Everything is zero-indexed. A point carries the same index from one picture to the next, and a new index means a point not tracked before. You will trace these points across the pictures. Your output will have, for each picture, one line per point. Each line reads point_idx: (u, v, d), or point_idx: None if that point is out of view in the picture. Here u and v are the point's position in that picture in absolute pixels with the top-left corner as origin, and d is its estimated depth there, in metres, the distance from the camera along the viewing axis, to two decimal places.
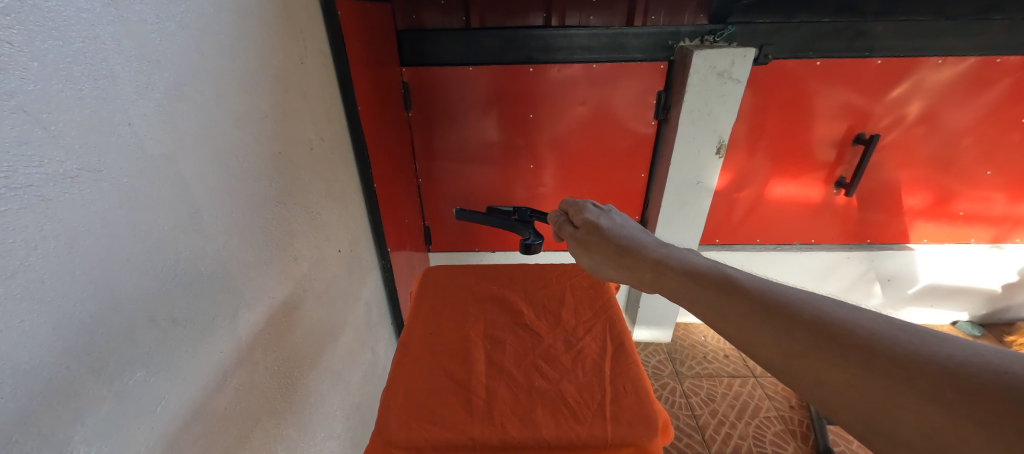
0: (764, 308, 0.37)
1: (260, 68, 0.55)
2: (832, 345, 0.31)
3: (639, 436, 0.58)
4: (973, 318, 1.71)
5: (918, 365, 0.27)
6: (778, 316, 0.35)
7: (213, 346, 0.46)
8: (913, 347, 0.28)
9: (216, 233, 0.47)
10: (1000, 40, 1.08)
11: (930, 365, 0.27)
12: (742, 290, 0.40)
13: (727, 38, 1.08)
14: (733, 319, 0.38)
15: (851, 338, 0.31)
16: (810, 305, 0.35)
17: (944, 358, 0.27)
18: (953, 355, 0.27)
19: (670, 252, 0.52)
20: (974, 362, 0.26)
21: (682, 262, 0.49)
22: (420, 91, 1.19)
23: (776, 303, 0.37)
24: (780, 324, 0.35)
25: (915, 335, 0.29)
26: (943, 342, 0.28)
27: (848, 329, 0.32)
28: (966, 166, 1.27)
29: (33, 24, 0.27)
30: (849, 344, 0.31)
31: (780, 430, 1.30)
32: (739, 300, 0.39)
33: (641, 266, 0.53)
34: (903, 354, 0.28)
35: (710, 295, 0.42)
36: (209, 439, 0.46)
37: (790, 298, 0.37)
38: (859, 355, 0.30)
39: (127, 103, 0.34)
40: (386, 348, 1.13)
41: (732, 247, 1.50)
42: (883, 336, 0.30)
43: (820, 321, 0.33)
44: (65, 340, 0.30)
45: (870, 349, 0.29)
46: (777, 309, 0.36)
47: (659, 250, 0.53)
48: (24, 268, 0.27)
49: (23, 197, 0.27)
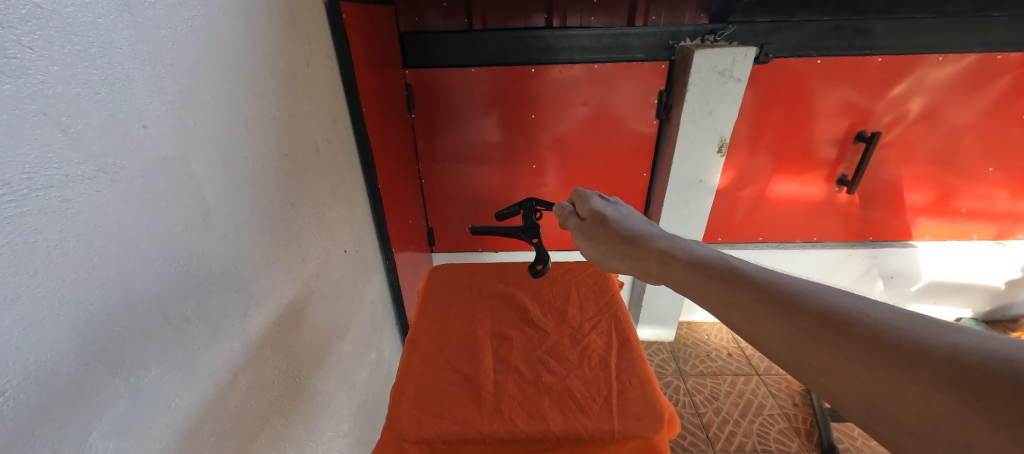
0: (769, 298, 0.37)
1: (267, 72, 0.56)
2: (837, 335, 0.32)
3: (645, 429, 0.59)
4: (977, 315, 1.71)
5: (923, 354, 0.27)
6: (783, 305, 0.36)
7: (224, 344, 0.47)
8: (920, 335, 0.29)
9: (227, 233, 0.48)
10: (1001, 36, 1.08)
11: (935, 353, 0.27)
12: (748, 280, 0.40)
13: (727, 37, 1.09)
14: (739, 309, 0.39)
15: (855, 327, 0.31)
16: (816, 295, 0.36)
17: (950, 346, 0.27)
18: (959, 343, 0.27)
19: (675, 243, 0.52)
20: (978, 350, 0.26)
21: (688, 252, 0.49)
22: (423, 93, 1.20)
23: (780, 293, 0.37)
24: (785, 314, 0.35)
25: (921, 324, 0.30)
26: (950, 331, 0.28)
27: (853, 318, 0.32)
28: (968, 163, 1.28)
29: (54, 29, 0.28)
30: (853, 333, 0.31)
31: (785, 427, 1.30)
32: (744, 290, 0.39)
33: (646, 257, 0.54)
34: (908, 342, 0.29)
35: (716, 286, 0.42)
36: (220, 436, 0.46)
37: (796, 289, 0.37)
38: (863, 343, 0.30)
39: (141, 106, 0.35)
40: (391, 348, 1.13)
41: (735, 246, 1.50)
42: (888, 325, 0.30)
43: (826, 311, 0.34)
44: (84, 337, 0.31)
45: (875, 337, 0.30)
46: (784, 299, 0.37)
47: (664, 242, 0.54)
48: (44, 267, 0.28)
49: (45, 198, 0.28)
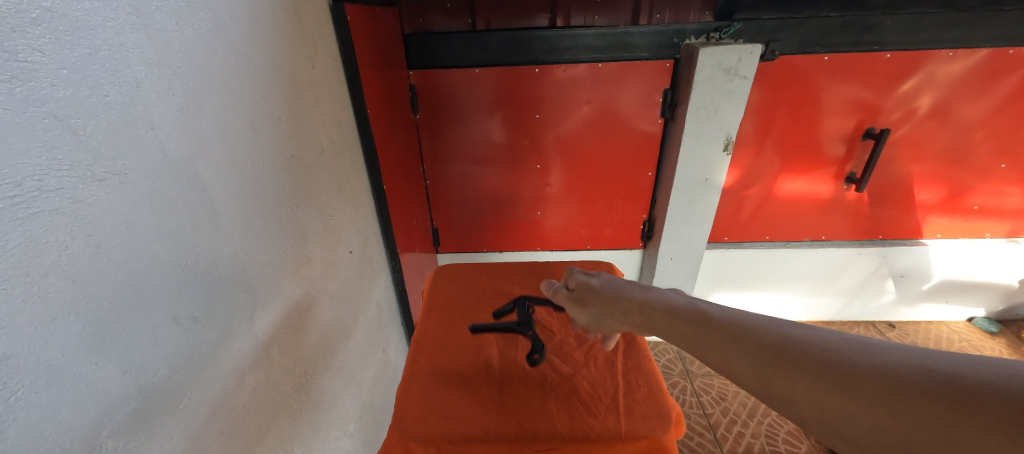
0: (732, 335, 0.37)
1: (273, 74, 0.57)
2: (791, 363, 0.32)
3: (653, 430, 0.58)
4: (990, 314, 1.68)
5: (862, 373, 0.29)
6: (742, 340, 0.36)
7: (233, 343, 0.48)
8: (858, 355, 0.30)
9: (235, 235, 0.48)
10: (1014, 31, 1.05)
11: (872, 371, 0.28)
12: (712, 319, 0.40)
13: (733, 35, 1.07)
14: (709, 347, 0.39)
15: (804, 353, 0.32)
16: (770, 326, 0.36)
17: (883, 362, 0.29)
18: (891, 360, 0.28)
19: (655, 292, 0.50)
20: (908, 364, 0.28)
21: (666, 300, 0.47)
22: (426, 94, 1.20)
23: (740, 328, 0.37)
24: (745, 348, 0.35)
25: (859, 344, 0.31)
26: (882, 349, 0.30)
27: (802, 345, 0.33)
28: (980, 159, 1.25)
29: (64, 33, 0.28)
30: (803, 360, 0.32)
31: (794, 429, 1.28)
32: (711, 329, 0.39)
33: (630, 310, 0.52)
34: (850, 364, 0.30)
35: (692, 331, 0.41)
36: (228, 436, 0.47)
37: (754, 321, 0.38)
38: (812, 368, 0.31)
39: (150, 108, 0.36)
40: (397, 349, 1.13)
41: (742, 244, 1.48)
42: (831, 350, 0.31)
43: (782, 343, 0.34)
44: (95, 336, 0.31)
45: (822, 362, 0.31)
46: (743, 334, 0.37)
47: (644, 292, 0.52)
48: (55, 267, 0.28)
49: (56, 200, 0.28)
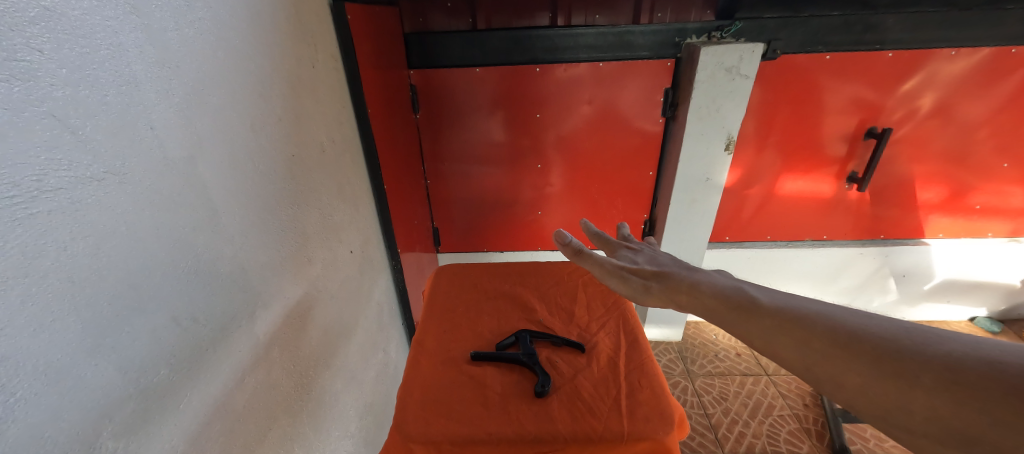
0: (782, 323, 0.39)
1: (273, 73, 0.56)
2: (845, 351, 0.33)
3: (655, 431, 0.58)
4: (992, 314, 1.67)
5: (922, 364, 0.29)
6: (796, 328, 0.37)
7: (234, 344, 0.47)
8: (918, 347, 0.30)
9: (235, 235, 0.48)
10: (1017, 29, 1.05)
11: (933, 361, 0.29)
12: (761, 308, 0.42)
13: (734, 34, 1.06)
14: (758, 333, 0.40)
15: (862, 341, 0.33)
16: (825, 317, 0.37)
17: (944, 354, 0.29)
18: (954, 351, 0.29)
19: (698, 276, 0.52)
20: (971, 355, 0.28)
21: (711, 284, 0.48)
22: (427, 94, 1.20)
23: (792, 316, 0.39)
24: (799, 335, 0.37)
25: (921, 335, 0.31)
26: (942, 342, 0.30)
27: (859, 335, 0.34)
28: (982, 158, 1.25)
29: (62, 32, 0.28)
30: (859, 349, 0.33)
31: (795, 429, 1.28)
32: (760, 317, 0.41)
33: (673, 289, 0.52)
34: (910, 354, 0.30)
35: (740, 317, 0.42)
36: (229, 437, 0.46)
37: (809, 310, 0.39)
38: (868, 356, 0.32)
39: (150, 107, 0.35)
40: (398, 349, 1.13)
41: (743, 244, 1.48)
42: (891, 340, 0.32)
43: (834, 330, 0.35)
44: (94, 338, 0.31)
45: (878, 350, 0.32)
46: (796, 321, 0.38)
47: (688, 274, 0.53)
48: (54, 268, 0.28)
49: (55, 200, 0.28)
